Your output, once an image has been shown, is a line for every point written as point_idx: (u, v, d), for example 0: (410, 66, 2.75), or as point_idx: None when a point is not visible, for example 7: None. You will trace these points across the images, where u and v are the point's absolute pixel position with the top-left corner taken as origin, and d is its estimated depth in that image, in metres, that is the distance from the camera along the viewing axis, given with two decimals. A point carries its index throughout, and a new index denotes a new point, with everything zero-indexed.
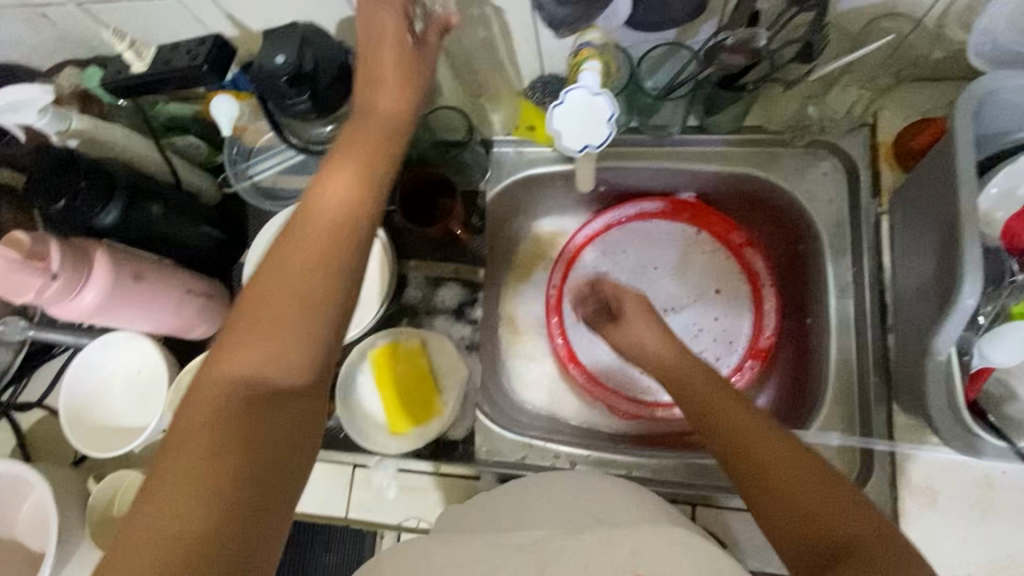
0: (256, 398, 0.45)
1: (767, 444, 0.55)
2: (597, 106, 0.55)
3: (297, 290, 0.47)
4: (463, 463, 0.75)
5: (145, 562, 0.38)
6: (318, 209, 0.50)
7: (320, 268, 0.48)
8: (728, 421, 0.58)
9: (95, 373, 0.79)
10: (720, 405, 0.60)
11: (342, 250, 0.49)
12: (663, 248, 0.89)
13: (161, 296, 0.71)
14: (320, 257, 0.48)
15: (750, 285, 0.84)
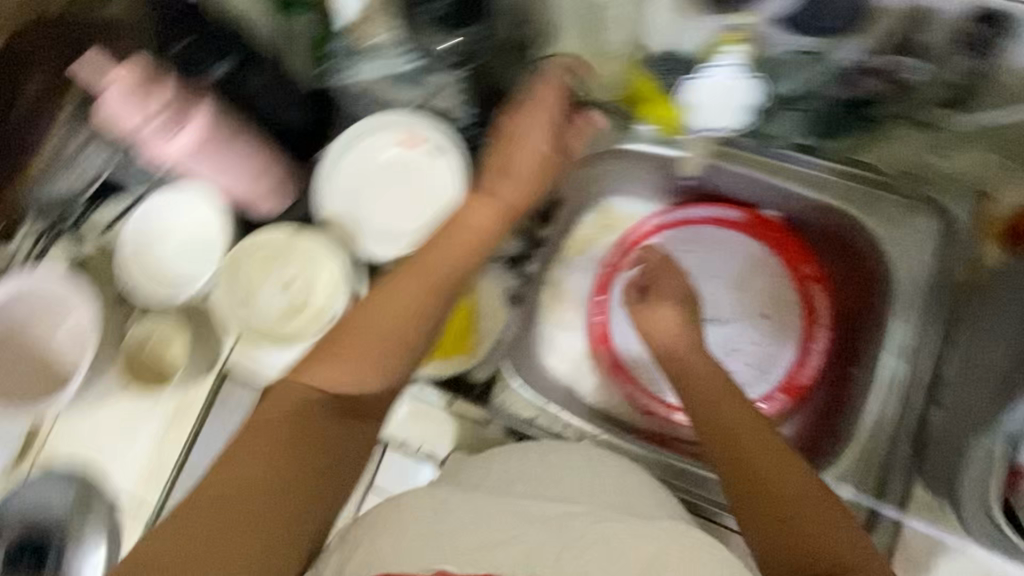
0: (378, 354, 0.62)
1: (748, 433, 0.61)
2: (736, 88, 0.68)
3: (373, 351, 0.62)
4: (477, 405, 0.78)
5: (198, 548, 0.51)
6: (464, 225, 0.68)
7: (368, 363, 0.62)
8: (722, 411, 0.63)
9: (157, 220, 0.82)
10: (746, 425, 0.61)
11: (377, 352, 0.62)
12: (729, 259, 0.87)
13: (243, 161, 0.74)
14: (386, 338, 0.62)
15: (804, 321, 0.82)
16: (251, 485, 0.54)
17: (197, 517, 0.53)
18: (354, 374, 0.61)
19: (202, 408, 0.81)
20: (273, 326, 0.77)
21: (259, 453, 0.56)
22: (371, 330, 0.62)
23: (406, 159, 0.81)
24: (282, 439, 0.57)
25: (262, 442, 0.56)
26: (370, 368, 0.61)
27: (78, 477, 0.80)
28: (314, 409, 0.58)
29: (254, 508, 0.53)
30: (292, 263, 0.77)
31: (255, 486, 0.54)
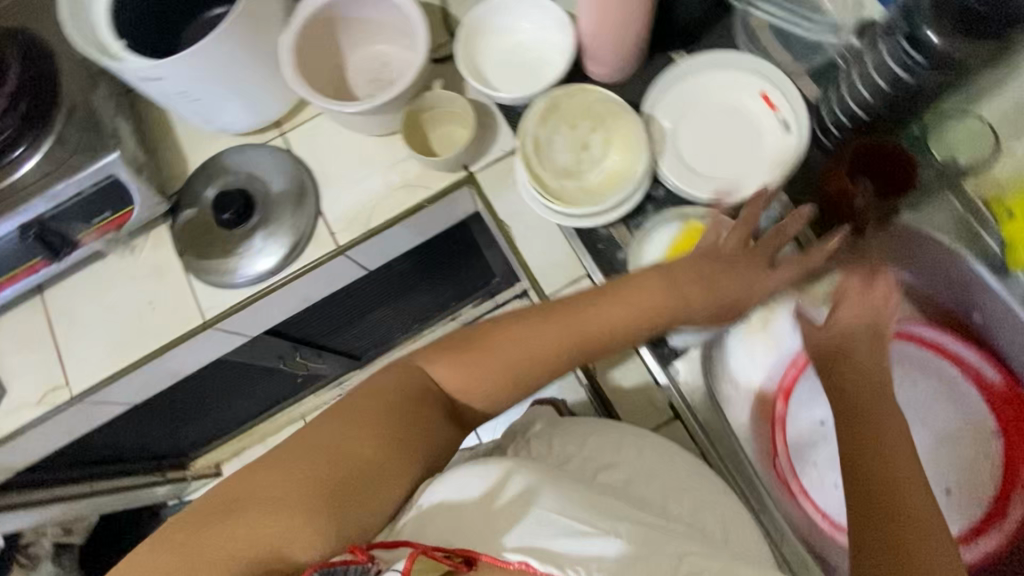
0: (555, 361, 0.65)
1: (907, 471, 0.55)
2: None
3: (517, 350, 0.65)
4: (658, 361, 0.75)
5: (279, 485, 0.58)
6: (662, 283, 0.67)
7: (537, 349, 0.65)
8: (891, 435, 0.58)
9: (508, 15, 0.83)
10: (901, 455, 0.56)
11: (535, 350, 0.65)
12: (954, 409, 0.79)
13: (630, 16, 0.72)
14: (551, 344, 0.65)
15: (984, 513, 0.76)
16: (355, 447, 0.60)
17: (340, 431, 0.61)
18: (532, 338, 0.65)
19: (434, 194, 0.83)
20: (548, 172, 0.76)
21: (366, 422, 0.62)
22: (560, 337, 0.65)
23: (752, 117, 0.79)
24: (399, 408, 0.63)
25: (371, 431, 0.61)
26: (541, 359, 0.65)
27: (302, 178, 0.85)
28: (385, 452, 0.61)
29: (388, 424, 0.62)
30: (601, 135, 0.76)
31: (337, 459, 0.60)
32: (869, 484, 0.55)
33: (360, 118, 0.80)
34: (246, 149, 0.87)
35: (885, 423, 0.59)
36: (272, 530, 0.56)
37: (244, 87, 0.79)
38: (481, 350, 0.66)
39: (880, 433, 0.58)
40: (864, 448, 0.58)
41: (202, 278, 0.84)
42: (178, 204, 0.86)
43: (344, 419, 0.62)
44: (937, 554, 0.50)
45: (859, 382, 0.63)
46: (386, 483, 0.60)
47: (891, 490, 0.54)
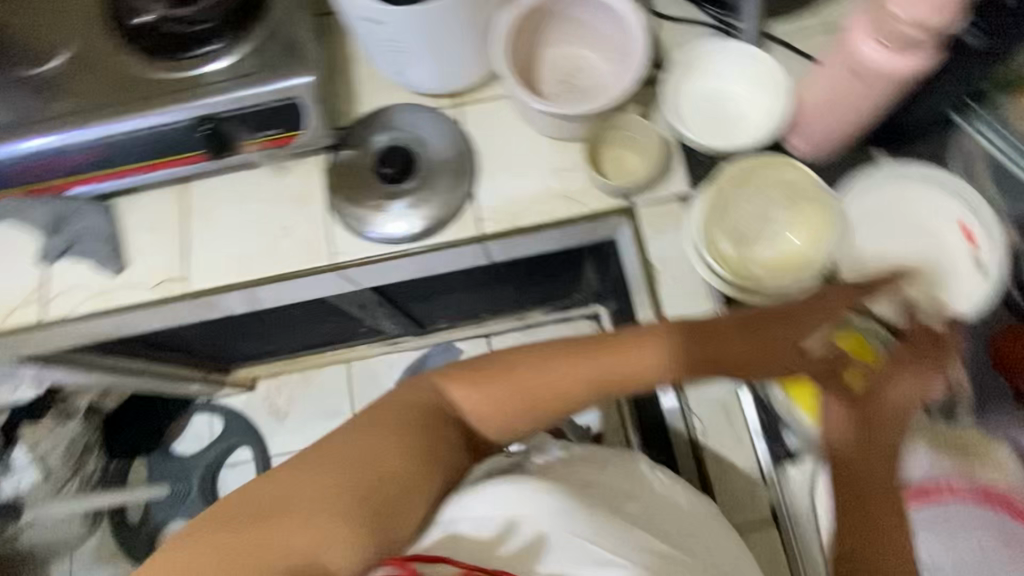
0: (529, 403, 0.62)
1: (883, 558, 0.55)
2: None
3: (531, 381, 0.62)
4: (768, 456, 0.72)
5: (305, 501, 0.56)
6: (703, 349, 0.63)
7: (554, 383, 0.62)
8: (881, 520, 0.57)
9: (725, 61, 0.80)
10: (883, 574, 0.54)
11: (555, 388, 0.62)
12: None
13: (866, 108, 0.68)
14: (558, 384, 0.62)
15: None
16: (370, 464, 0.58)
17: (357, 441, 0.59)
18: (545, 374, 0.62)
19: (592, 214, 0.81)
20: (722, 232, 0.73)
21: (384, 433, 0.60)
22: (532, 378, 0.62)
23: (944, 244, 0.74)
24: (414, 420, 0.61)
25: (387, 441, 0.60)
26: (554, 394, 0.62)
27: (466, 156, 0.84)
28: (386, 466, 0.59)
29: (410, 438, 0.60)
30: (786, 214, 0.74)
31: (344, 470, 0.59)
32: None
33: (548, 117, 0.78)
34: (419, 109, 0.86)
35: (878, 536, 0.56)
36: (318, 541, 0.55)
37: (447, 52, 0.78)
38: (498, 376, 0.63)
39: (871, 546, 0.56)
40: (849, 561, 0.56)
41: (343, 221, 0.84)
42: (340, 143, 0.86)
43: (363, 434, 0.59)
44: None
45: (862, 455, 0.60)
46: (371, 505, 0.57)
47: None
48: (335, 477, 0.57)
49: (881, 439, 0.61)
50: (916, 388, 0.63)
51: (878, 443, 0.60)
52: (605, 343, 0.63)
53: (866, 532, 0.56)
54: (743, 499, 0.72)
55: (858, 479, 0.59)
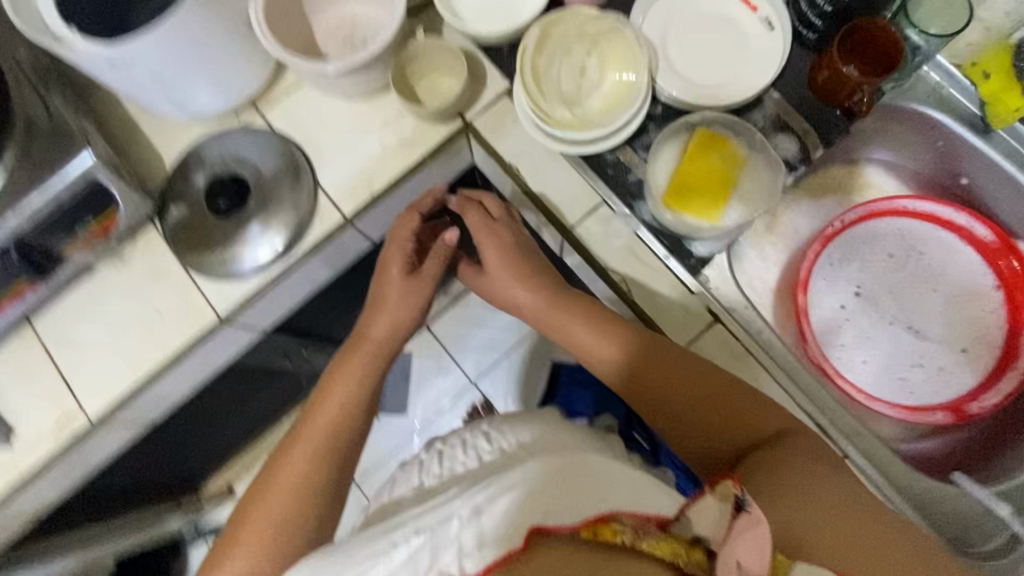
0: (321, 444, 0.69)
1: (733, 421, 0.63)
2: None
3: (307, 429, 0.70)
4: (687, 272, 0.76)
5: None
6: (367, 338, 0.76)
7: (319, 431, 0.70)
8: (721, 404, 0.64)
9: None
10: (718, 398, 0.64)
11: (325, 425, 0.70)
12: (953, 269, 0.87)
13: None
14: (327, 428, 0.70)
15: (1000, 361, 0.83)
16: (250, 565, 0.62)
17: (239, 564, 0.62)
18: (306, 434, 0.70)
19: (435, 146, 0.81)
20: (552, 102, 0.75)
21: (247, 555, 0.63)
22: (301, 435, 0.70)
23: (735, 20, 0.80)
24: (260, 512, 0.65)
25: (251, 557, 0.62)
26: (336, 417, 0.71)
27: (293, 154, 0.81)
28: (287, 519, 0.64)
29: (270, 539, 0.63)
30: (596, 58, 0.76)
31: (252, 547, 0.63)
32: (715, 429, 0.63)
33: (346, 78, 0.76)
34: (224, 134, 0.82)
35: (698, 393, 0.64)
36: None
37: (214, 63, 0.74)
38: (291, 450, 0.69)
39: (693, 385, 0.64)
40: (711, 418, 0.63)
41: (206, 273, 0.80)
42: (165, 204, 0.81)
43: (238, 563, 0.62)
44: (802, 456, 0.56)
45: (665, 378, 0.65)
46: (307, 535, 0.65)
47: (732, 412, 0.63)
48: None
49: (647, 358, 0.67)
50: (502, 244, 0.76)
51: (656, 350, 0.67)
52: (305, 415, 0.72)
53: (721, 420, 0.63)
54: (684, 316, 0.75)
55: (671, 390, 0.65)
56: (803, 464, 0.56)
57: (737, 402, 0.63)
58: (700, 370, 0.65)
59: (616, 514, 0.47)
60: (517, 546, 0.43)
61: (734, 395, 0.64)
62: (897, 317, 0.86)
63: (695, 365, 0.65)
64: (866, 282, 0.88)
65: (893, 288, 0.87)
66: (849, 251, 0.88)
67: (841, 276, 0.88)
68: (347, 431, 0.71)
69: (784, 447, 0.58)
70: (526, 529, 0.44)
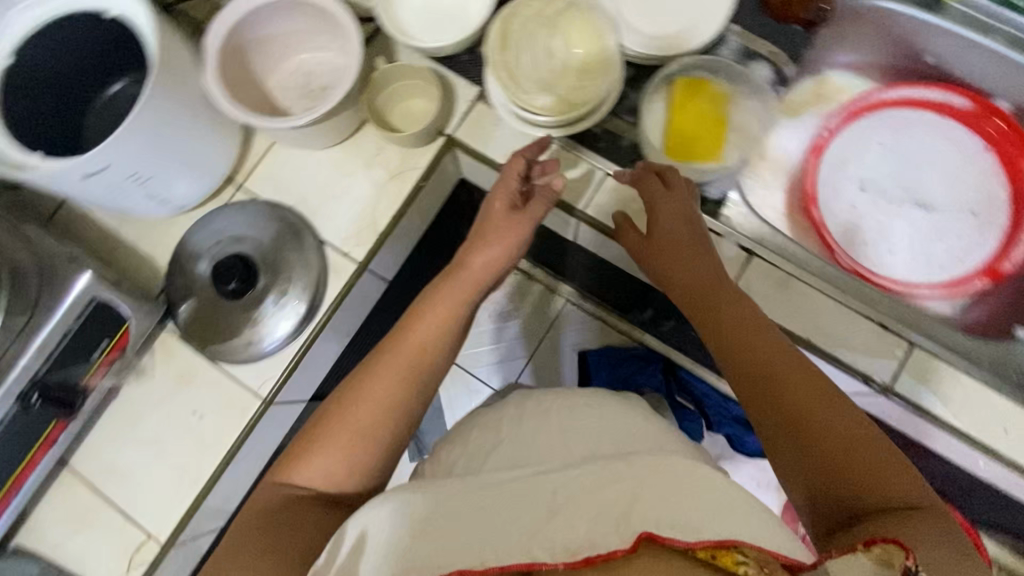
0: (403, 380, 0.61)
1: (833, 444, 0.49)
2: None
3: (381, 362, 0.62)
4: (708, 215, 0.75)
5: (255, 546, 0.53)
6: (464, 270, 0.67)
7: (399, 364, 0.62)
8: (811, 408, 0.51)
9: None
10: (798, 396, 0.52)
11: (406, 358, 0.62)
12: (944, 143, 0.89)
13: None
14: (406, 369, 0.62)
15: (1011, 215, 0.85)
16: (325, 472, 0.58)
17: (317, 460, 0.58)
18: (387, 358, 0.62)
19: (426, 169, 0.80)
20: (532, 93, 0.75)
21: (323, 457, 0.58)
22: (389, 353, 0.63)
23: None
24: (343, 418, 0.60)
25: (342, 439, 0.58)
26: (426, 344, 0.63)
27: (289, 217, 0.79)
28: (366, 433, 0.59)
29: (342, 457, 0.58)
30: (560, 38, 0.76)
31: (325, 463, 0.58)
32: (796, 429, 0.51)
33: (322, 126, 0.75)
34: (212, 218, 0.79)
35: (769, 377, 0.54)
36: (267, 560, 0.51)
37: (185, 149, 0.72)
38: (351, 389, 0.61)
39: (766, 361, 0.55)
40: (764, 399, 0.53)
41: (235, 360, 0.77)
42: (172, 304, 0.78)
43: (316, 458, 0.58)
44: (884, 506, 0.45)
45: (736, 344, 0.57)
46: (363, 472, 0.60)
47: (813, 425, 0.50)
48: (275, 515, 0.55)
49: (727, 326, 0.59)
50: (682, 213, 0.68)
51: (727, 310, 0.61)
52: (393, 335, 0.64)
53: (810, 444, 0.50)
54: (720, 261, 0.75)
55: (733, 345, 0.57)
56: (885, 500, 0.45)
57: (824, 411, 0.50)
58: (774, 361, 0.55)
59: (743, 546, 0.43)
60: (624, 546, 0.44)
61: (819, 395, 0.52)
62: (906, 198, 0.87)
63: (770, 347, 0.56)
64: (869, 176, 0.89)
65: (895, 173, 0.89)
66: (843, 151, 0.90)
67: (845, 180, 0.89)
68: (428, 371, 0.63)
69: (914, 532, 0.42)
70: (638, 534, 0.44)
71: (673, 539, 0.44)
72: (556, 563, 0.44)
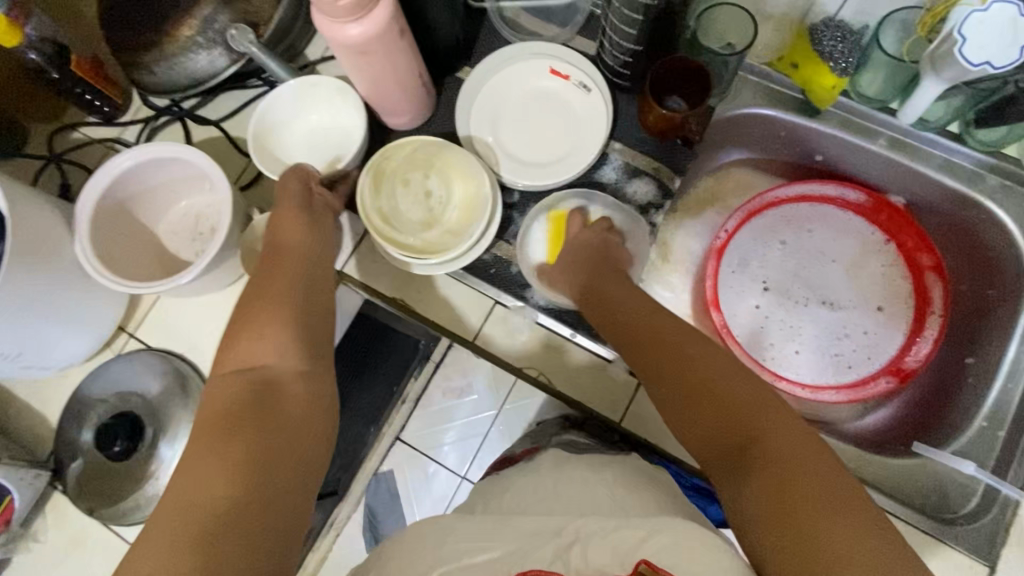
0: (269, 333, 0.62)
1: (805, 496, 0.46)
2: None
3: (270, 301, 0.64)
4: (597, 342, 0.76)
5: (183, 514, 0.45)
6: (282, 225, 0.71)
7: (274, 305, 0.64)
8: (775, 455, 0.49)
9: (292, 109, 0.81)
10: (708, 375, 0.56)
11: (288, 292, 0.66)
12: (841, 237, 0.89)
13: (403, 67, 0.71)
14: (289, 301, 0.65)
15: (916, 310, 0.84)
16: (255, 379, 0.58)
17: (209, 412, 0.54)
18: (268, 293, 0.65)
19: None
20: (409, 233, 0.75)
21: (255, 362, 0.59)
22: (262, 294, 0.66)
23: (553, 93, 0.81)
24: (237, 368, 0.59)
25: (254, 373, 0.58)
26: (296, 271, 0.68)
27: (178, 367, 0.78)
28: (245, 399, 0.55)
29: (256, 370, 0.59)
30: (436, 175, 0.76)
31: (211, 440, 0.51)
32: (707, 410, 0.55)
33: (203, 280, 0.75)
34: (104, 369, 0.78)
35: (686, 367, 0.58)
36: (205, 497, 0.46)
37: (58, 318, 0.71)
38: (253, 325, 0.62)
39: (690, 355, 0.59)
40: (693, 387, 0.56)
41: (126, 520, 0.75)
42: (62, 463, 0.76)
43: (235, 378, 0.57)
44: (788, 455, 0.49)
45: (667, 360, 0.60)
46: (297, 412, 0.57)
47: (724, 403, 0.54)
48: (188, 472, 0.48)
49: (696, 378, 0.57)
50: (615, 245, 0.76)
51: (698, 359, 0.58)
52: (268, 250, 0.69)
53: (780, 497, 0.47)
54: (609, 388, 0.77)
55: (690, 398, 0.56)
56: (794, 461, 0.48)
57: (733, 392, 0.55)
58: (695, 354, 0.59)
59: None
60: (624, 572, 0.46)
61: (727, 375, 0.56)
62: (811, 296, 0.87)
63: (688, 341, 0.61)
64: (771, 275, 0.89)
65: (797, 271, 0.89)
66: (744, 251, 0.90)
67: (747, 281, 0.89)
68: (313, 280, 0.69)
69: (815, 495, 0.46)
70: (635, 561, 0.47)
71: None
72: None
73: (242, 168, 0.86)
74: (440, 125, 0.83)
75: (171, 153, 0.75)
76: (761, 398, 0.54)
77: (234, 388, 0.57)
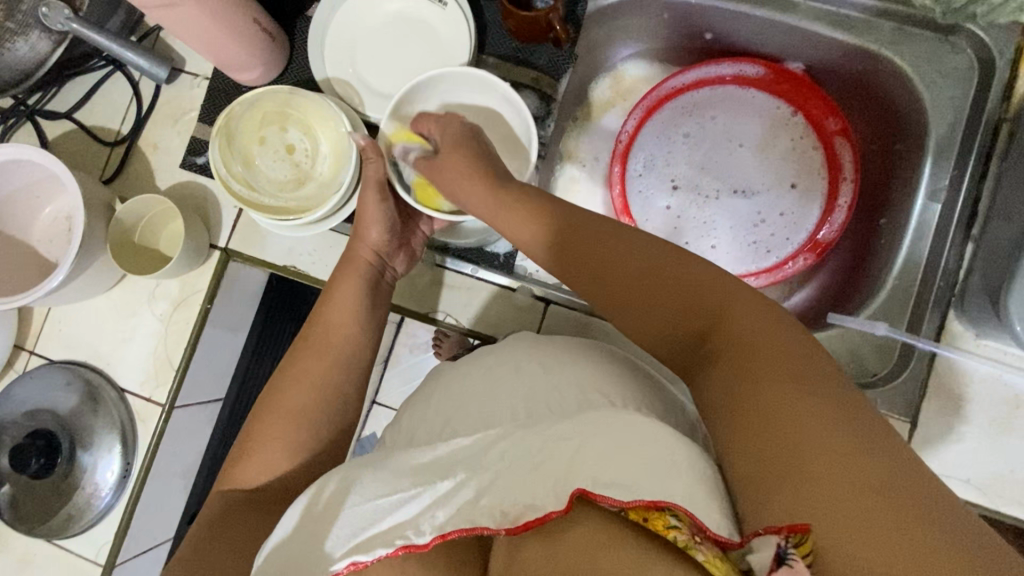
0: (349, 303, 0.64)
1: (793, 404, 0.38)
2: None
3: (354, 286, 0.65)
4: (501, 271, 0.74)
5: (260, 468, 0.56)
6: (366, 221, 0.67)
7: (353, 289, 0.64)
8: (745, 347, 0.41)
9: None
10: (659, 272, 0.47)
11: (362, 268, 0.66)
12: (745, 116, 0.84)
13: (231, 17, 0.65)
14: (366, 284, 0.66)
15: (830, 178, 0.80)
16: (319, 360, 0.60)
17: (287, 380, 0.59)
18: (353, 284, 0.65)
19: (208, 291, 0.76)
20: (276, 196, 0.72)
21: (317, 353, 0.61)
22: (350, 285, 0.65)
23: (411, 16, 0.76)
24: (323, 347, 0.61)
25: (316, 355, 0.60)
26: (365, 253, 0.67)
27: (81, 375, 0.76)
28: (321, 371, 0.60)
29: (327, 345, 0.61)
30: (294, 127, 0.73)
31: (331, 358, 0.61)
32: (655, 309, 0.47)
33: (78, 283, 0.71)
34: (8, 392, 0.76)
35: (639, 272, 0.47)
36: (274, 465, 0.56)
37: None
38: (333, 291, 0.64)
39: (631, 254, 0.48)
40: (643, 286, 0.47)
41: (61, 536, 0.74)
42: None
43: (303, 360, 0.60)
44: (776, 363, 0.40)
45: (601, 263, 0.49)
46: (329, 357, 0.61)
47: (675, 300, 0.46)
48: (265, 443, 0.56)
49: (633, 263, 0.48)
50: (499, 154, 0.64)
51: (632, 238, 0.49)
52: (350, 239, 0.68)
53: (754, 411, 0.39)
54: (518, 316, 0.75)
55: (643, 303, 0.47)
56: (783, 368, 0.40)
57: (683, 276, 0.46)
58: (637, 245, 0.49)
59: (676, 506, 0.35)
60: (559, 508, 0.38)
61: (681, 270, 0.46)
62: (721, 186, 0.84)
63: (637, 233, 0.50)
64: (680, 172, 0.85)
65: (704, 163, 0.85)
66: (648, 151, 0.86)
67: (658, 183, 0.85)
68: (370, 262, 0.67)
69: (804, 409, 0.38)
70: (571, 494, 0.37)
71: (488, 529, 0.39)
72: (498, 530, 0.39)
73: (105, 158, 0.80)
74: (300, 73, 0.77)
75: (8, 155, 0.70)
76: (717, 285, 0.45)
77: (309, 368, 0.60)
